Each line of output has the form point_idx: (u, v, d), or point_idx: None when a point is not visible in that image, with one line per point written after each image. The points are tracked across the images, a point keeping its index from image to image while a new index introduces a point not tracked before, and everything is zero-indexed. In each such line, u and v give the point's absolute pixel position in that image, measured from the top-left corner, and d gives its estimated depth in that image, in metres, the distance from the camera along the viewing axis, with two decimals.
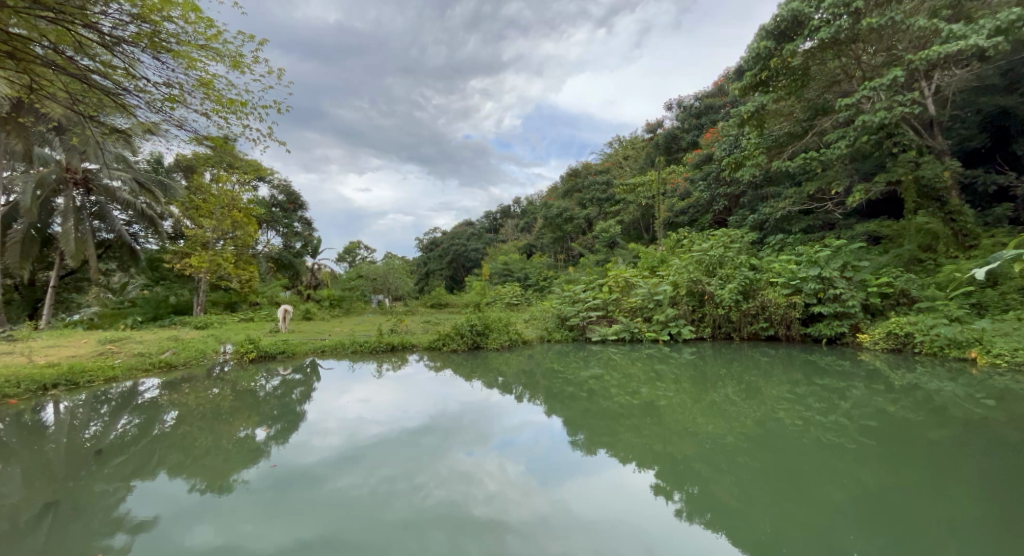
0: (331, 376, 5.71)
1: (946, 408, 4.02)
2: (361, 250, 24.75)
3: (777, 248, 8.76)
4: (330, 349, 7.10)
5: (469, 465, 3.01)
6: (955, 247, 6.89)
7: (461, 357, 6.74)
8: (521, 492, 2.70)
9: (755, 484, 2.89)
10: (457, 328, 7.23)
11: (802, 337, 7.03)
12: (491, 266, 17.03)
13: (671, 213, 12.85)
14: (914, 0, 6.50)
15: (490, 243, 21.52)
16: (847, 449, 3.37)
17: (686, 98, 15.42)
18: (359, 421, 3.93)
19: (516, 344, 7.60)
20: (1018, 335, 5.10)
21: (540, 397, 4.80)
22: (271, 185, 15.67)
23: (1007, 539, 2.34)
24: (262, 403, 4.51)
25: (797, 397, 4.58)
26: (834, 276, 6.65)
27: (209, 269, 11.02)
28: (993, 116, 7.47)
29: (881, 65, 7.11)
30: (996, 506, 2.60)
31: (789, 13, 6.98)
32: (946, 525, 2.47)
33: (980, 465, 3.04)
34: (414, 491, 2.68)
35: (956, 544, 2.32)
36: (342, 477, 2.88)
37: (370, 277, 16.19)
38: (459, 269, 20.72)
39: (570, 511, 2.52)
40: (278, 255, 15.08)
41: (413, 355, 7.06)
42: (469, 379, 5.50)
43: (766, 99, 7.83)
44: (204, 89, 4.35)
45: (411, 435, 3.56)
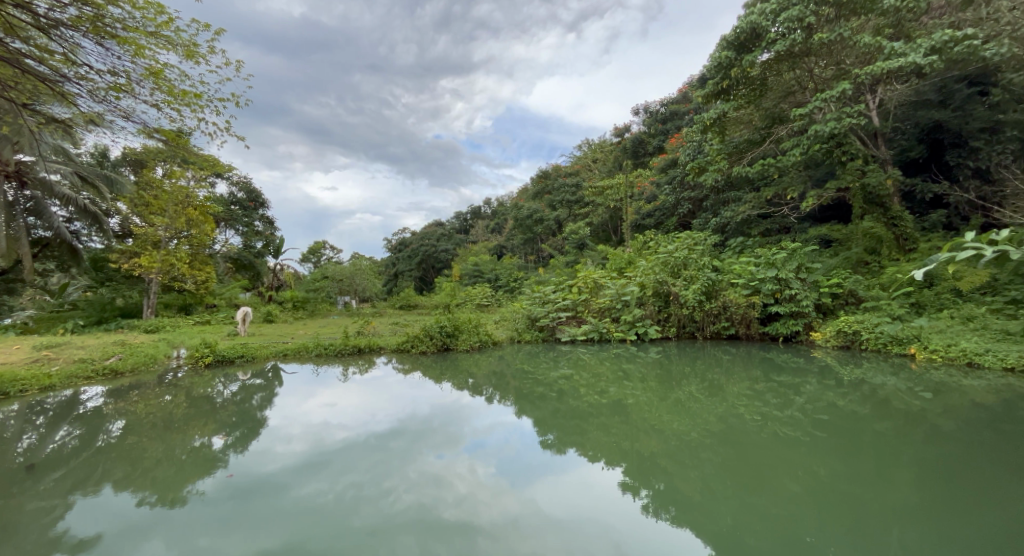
0: (294, 380, 5.64)
1: (889, 401, 4.31)
2: (327, 251, 24.33)
3: (738, 250, 9.11)
4: (293, 352, 7.00)
5: (438, 467, 3.07)
6: (897, 251, 7.35)
7: (429, 359, 6.77)
8: (491, 493, 2.79)
9: (717, 479, 3.05)
10: (427, 329, 7.25)
11: (760, 336, 7.35)
12: (462, 267, 17.05)
13: (638, 216, 13.20)
14: (861, 17, 6.92)
15: (460, 244, 21.50)
16: (802, 442, 3.58)
17: (652, 104, 15.88)
18: (325, 426, 3.93)
19: (486, 345, 7.68)
20: (952, 333, 5.49)
21: (511, 398, 4.90)
22: (230, 182, 15.26)
23: (942, 523, 2.54)
24: (219, 410, 4.43)
25: (755, 393, 4.82)
26: (790, 277, 6.97)
27: (161, 269, 10.71)
28: (928, 128, 8.02)
29: (831, 78, 7.47)
30: (934, 492, 2.82)
31: (749, 25, 7.29)
32: (888, 512, 2.66)
33: (919, 454, 3.28)
34: (383, 497, 2.72)
35: (898, 529, 2.52)
36: (306, 484, 2.90)
37: (336, 278, 16.02)
38: (429, 269, 20.66)
39: (539, 510, 2.61)
40: (237, 255, 14.76)
41: (380, 357, 7.04)
42: (440, 381, 5.56)
43: (727, 107, 8.13)
44: (153, 78, 4.24)
45: (380, 439, 3.60)
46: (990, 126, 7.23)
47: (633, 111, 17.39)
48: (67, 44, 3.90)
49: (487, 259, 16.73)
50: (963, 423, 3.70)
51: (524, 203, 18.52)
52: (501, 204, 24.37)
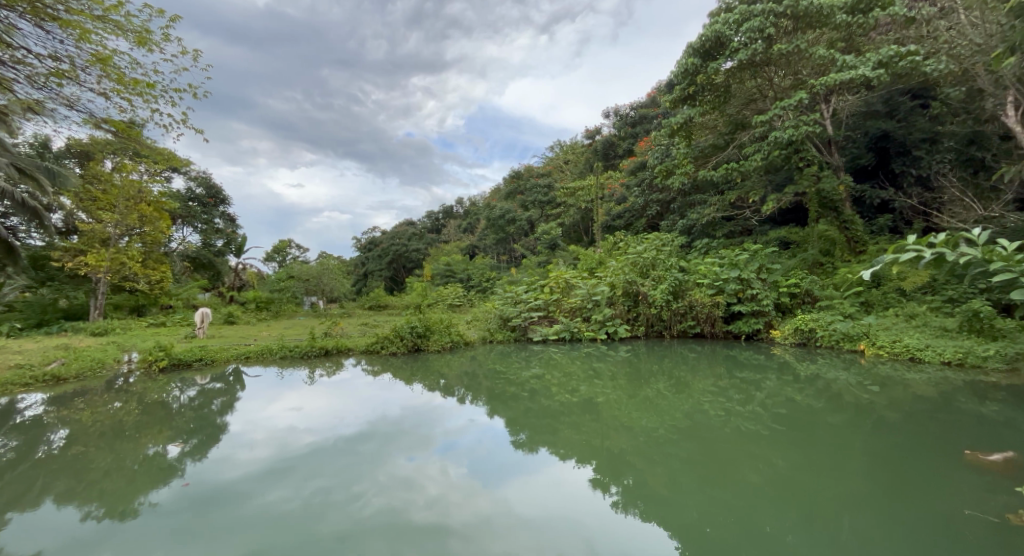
0: (257, 384, 5.54)
1: (841, 395, 4.56)
2: (292, 250, 23.78)
3: (703, 251, 9.41)
4: (257, 354, 6.87)
5: (409, 470, 3.11)
6: (848, 253, 7.77)
7: (400, 360, 6.77)
8: (462, 494, 2.84)
9: (684, 473, 3.19)
10: (397, 330, 7.22)
11: (724, 334, 7.62)
12: (433, 267, 16.96)
13: (608, 217, 13.46)
14: (816, 30, 7.30)
15: (432, 244, 21.38)
16: (762, 435, 3.76)
17: (622, 107, 16.18)
18: (291, 431, 3.91)
19: (458, 345, 7.71)
20: (897, 330, 5.84)
21: (482, 398, 4.96)
22: (187, 177, 14.79)
23: (887, 509, 2.73)
24: (176, 417, 4.35)
25: (720, 390, 5.01)
26: (752, 277, 7.28)
27: (110, 268, 10.27)
28: (876, 138, 8.45)
29: (790, 87, 7.87)
30: (882, 481, 3.01)
31: (713, 34, 7.53)
32: (840, 501, 2.83)
33: (869, 445, 3.50)
34: (352, 501, 2.75)
35: (848, 515, 2.69)
36: (270, 491, 2.90)
37: (301, 277, 15.47)
38: (400, 269, 20.50)
39: (510, 510, 2.68)
40: (194, 254, 14.39)
41: (349, 359, 7.00)
42: (411, 382, 5.58)
43: (692, 112, 8.37)
44: (98, 64, 4.46)
45: (348, 442, 3.61)
46: (930, 137, 7.77)
47: (603, 114, 17.69)
48: (4, 26, 4.15)
49: (459, 259, 16.70)
50: (907, 415, 3.95)
51: (497, 203, 18.59)
52: (474, 204, 24.36)
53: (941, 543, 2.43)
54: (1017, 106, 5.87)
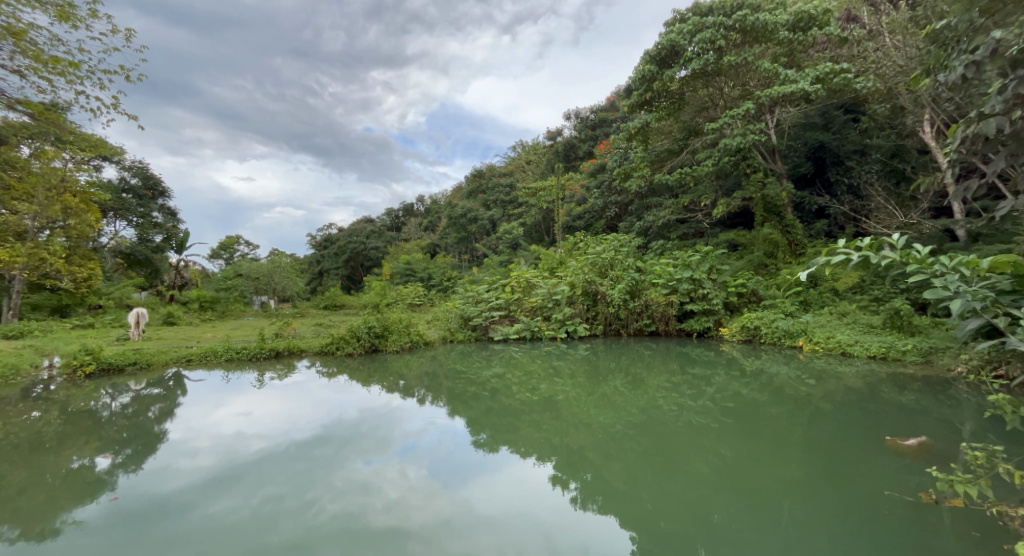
0: (198, 389, 5.38)
1: (782, 388, 4.87)
2: (241, 247, 22.90)
3: (659, 252, 9.75)
4: (198, 358, 6.69)
5: (367, 474, 3.12)
6: (789, 255, 8.26)
7: (356, 361, 6.70)
8: (422, 496, 2.88)
9: (639, 467, 3.35)
10: (353, 331, 7.14)
11: (678, 332, 7.95)
12: (392, 266, 16.74)
13: (569, 217, 13.75)
14: (762, 45, 7.73)
15: (392, 241, 21.09)
16: (711, 428, 4.00)
17: (583, 110, 16.51)
18: (240, 438, 3.85)
19: (417, 345, 7.70)
20: (830, 327, 6.29)
21: (443, 399, 5.00)
22: (119, 165, 14.00)
23: (819, 493, 2.95)
24: (106, 426, 4.18)
25: (673, 385, 5.25)
26: (703, 277, 7.63)
27: (29, 265, 9.50)
28: (813, 148, 9.02)
29: (738, 97, 8.28)
30: (816, 468, 3.25)
31: (668, 43, 7.83)
32: (778, 487, 3.04)
33: (806, 435, 3.77)
34: (305, 509, 2.73)
35: (787, 500, 2.89)
36: (214, 502, 2.84)
37: (251, 276, 14.74)
38: (357, 268, 20.15)
39: (467, 508, 2.73)
40: (128, 249, 13.72)
41: (301, 361, 6.86)
42: (368, 383, 5.57)
43: (649, 117, 8.66)
44: (12, 39, 4.26)
45: (302, 447, 3.59)
46: (860, 149, 8.42)
47: (565, 117, 17.97)
48: None
49: (419, 258, 16.54)
50: (839, 405, 4.28)
51: (458, 201, 18.55)
52: (435, 203, 24.20)
53: (865, 519, 2.66)
54: (935, 123, 6.41)
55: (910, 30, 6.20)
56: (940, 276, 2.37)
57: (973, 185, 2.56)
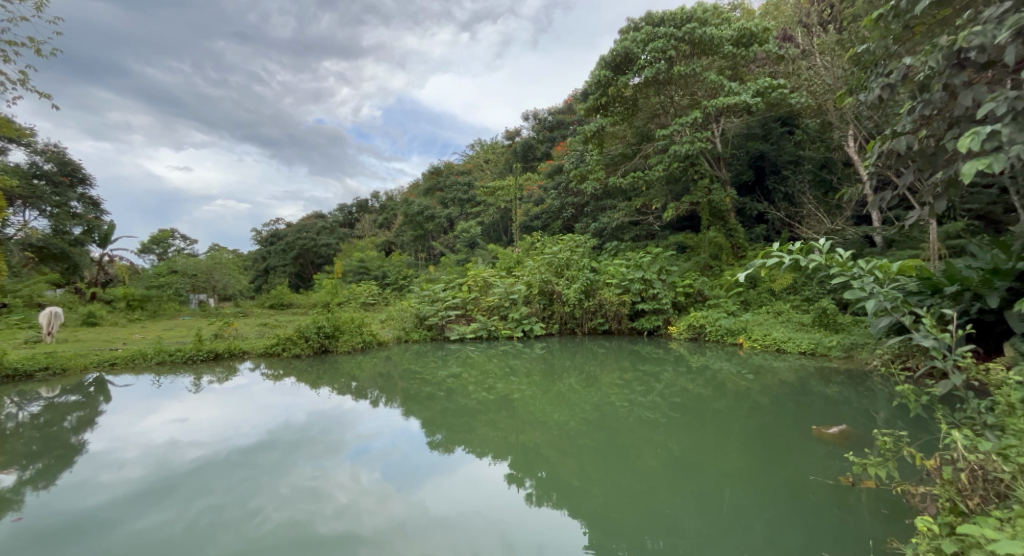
0: (123, 396, 5.13)
1: (725, 383, 5.17)
2: (175, 241, 21.56)
3: (613, 253, 10.04)
4: (124, 361, 6.36)
5: (317, 481, 3.05)
6: (732, 257, 8.72)
7: (304, 363, 6.55)
8: (376, 500, 2.84)
9: (592, 463, 3.48)
10: (301, 331, 6.98)
11: (630, 330, 8.24)
12: (345, 264, 16.36)
13: (527, 218, 13.95)
14: (709, 57, 8.14)
15: (344, 238, 20.57)
16: (661, 423, 4.20)
17: (541, 111, 16.77)
18: (174, 446, 3.71)
19: (370, 346, 7.60)
20: (767, 325, 6.71)
21: (397, 400, 5.00)
22: (31, 149, 13.01)
23: (757, 482, 3.14)
24: (13, 438, 3.93)
25: (625, 382, 5.47)
26: (653, 278, 7.95)
27: None
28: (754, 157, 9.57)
29: (687, 106, 8.66)
30: (754, 459, 3.46)
31: (622, 50, 8.10)
32: (720, 478, 3.23)
33: (745, 427, 4.02)
34: (249, 519, 2.64)
35: (727, 490, 3.07)
36: (144, 516, 2.69)
37: (189, 272, 13.96)
38: (307, 265, 19.57)
39: (421, 511, 2.72)
40: (43, 242, 12.27)
41: (243, 363, 6.64)
42: (319, 386, 5.48)
43: (605, 121, 8.91)
44: None
45: (246, 454, 3.50)
46: (795, 160, 9.03)
47: (523, 117, 18.12)
48: None
49: (374, 256, 16.23)
50: (774, 398, 4.58)
51: (415, 197, 18.30)
52: (390, 200, 23.79)
53: (797, 504, 2.86)
54: (858, 138, 6.96)
55: (837, 51, 6.72)
56: (858, 278, 2.57)
57: (888, 196, 2.81)
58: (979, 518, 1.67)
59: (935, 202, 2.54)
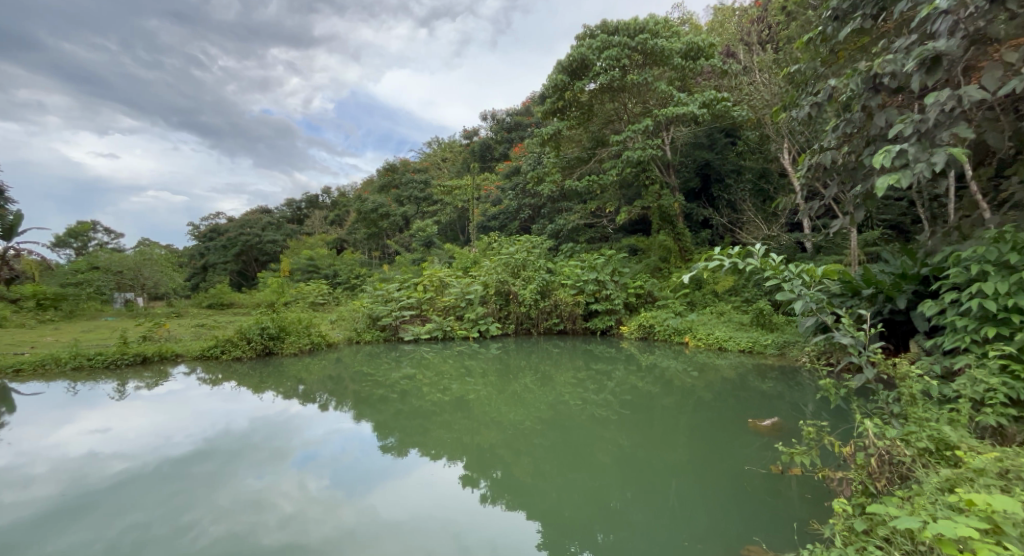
0: (36, 404, 4.81)
1: (671, 379, 5.43)
2: (101, 235, 20.02)
3: (568, 254, 10.25)
4: (32, 368, 5.92)
5: (259, 491, 2.96)
6: (680, 261, 9.09)
7: (246, 366, 6.34)
8: (324, 507, 2.78)
9: (546, 462, 3.58)
10: (243, 333, 6.73)
11: (584, 330, 8.46)
12: (293, 262, 15.82)
13: (484, 218, 14.03)
14: (660, 68, 8.47)
15: (292, 235, 19.86)
16: (612, 420, 4.36)
17: (500, 112, 16.95)
18: (94, 459, 3.48)
19: (319, 347, 7.44)
20: (711, 325, 7.06)
21: (348, 403, 4.95)
22: None
23: (699, 475, 3.32)
24: None
25: (578, 381, 5.64)
26: (607, 280, 8.20)
27: None
28: (700, 166, 10.04)
29: (640, 113, 8.96)
30: (698, 453, 3.65)
31: (578, 56, 8.30)
32: (667, 472, 3.40)
33: (690, 422, 4.23)
34: (180, 534, 2.52)
35: (673, 484, 3.23)
36: (61, 536, 2.51)
37: (112, 269, 12.82)
38: (250, 262, 18.71)
39: (372, 517, 2.69)
40: None
41: (176, 367, 6.37)
42: (264, 390, 5.34)
43: (561, 125, 9.08)
44: None
45: (178, 465, 3.35)
46: (737, 169, 9.56)
47: (482, 116, 18.13)
48: None
49: (324, 253, 15.77)
50: (716, 394, 4.85)
51: (369, 194, 17.92)
52: (343, 196, 23.21)
53: (736, 494, 3.04)
54: (793, 151, 7.43)
55: (774, 69, 7.18)
56: (788, 281, 2.78)
57: (816, 206, 3.05)
58: (885, 499, 1.84)
59: (855, 212, 2.78)
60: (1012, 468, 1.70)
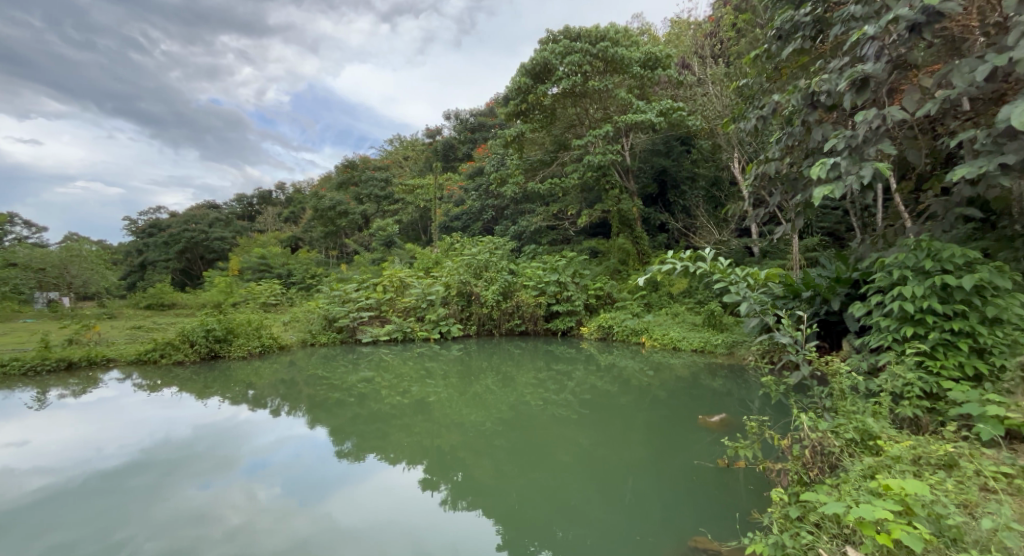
0: None
1: (629, 379, 5.60)
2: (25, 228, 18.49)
3: (530, 256, 10.36)
4: None
5: (203, 502, 2.87)
6: (638, 264, 9.35)
7: (188, 371, 6.09)
8: (276, 517, 2.73)
9: (507, 463, 3.63)
10: (186, 335, 6.47)
11: (545, 331, 8.58)
12: (243, 260, 15.16)
13: (447, 218, 13.99)
14: (620, 75, 8.70)
15: (242, 232, 19.11)
16: (572, 419, 4.46)
17: (463, 112, 16.99)
18: (12, 474, 3.27)
19: (270, 350, 7.19)
20: (666, 325, 7.31)
21: (301, 408, 4.85)
22: None
23: (655, 471, 3.45)
24: None
25: (540, 381, 5.72)
26: (568, 281, 8.36)
27: None
28: (658, 172, 10.35)
29: (600, 119, 9.18)
30: (654, 450, 3.78)
31: (542, 60, 8.43)
32: (624, 468, 3.51)
33: (647, 420, 4.38)
34: (113, 552, 2.42)
35: (631, 480, 3.35)
36: None
37: (31, 266, 11.63)
38: (195, 261, 17.67)
39: (327, 524, 2.67)
40: None
41: (108, 373, 6.07)
42: (210, 396, 5.16)
43: (524, 127, 9.15)
44: None
45: (110, 480, 3.19)
46: (691, 176, 9.92)
47: (445, 116, 18.10)
48: None
49: (278, 252, 15.24)
50: (671, 392, 5.03)
51: (327, 191, 17.46)
52: (299, 192, 22.55)
53: (690, 488, 3.18)
54: (741, 160, 7.80)
55: (725, 82, 7.54)
56: (734, 284, 2.94)
57: (762, 213, 3.22)
58: (816, 486, 2.00)
59: (795, 219, 2.96)
60: (924, 455, 1.89)
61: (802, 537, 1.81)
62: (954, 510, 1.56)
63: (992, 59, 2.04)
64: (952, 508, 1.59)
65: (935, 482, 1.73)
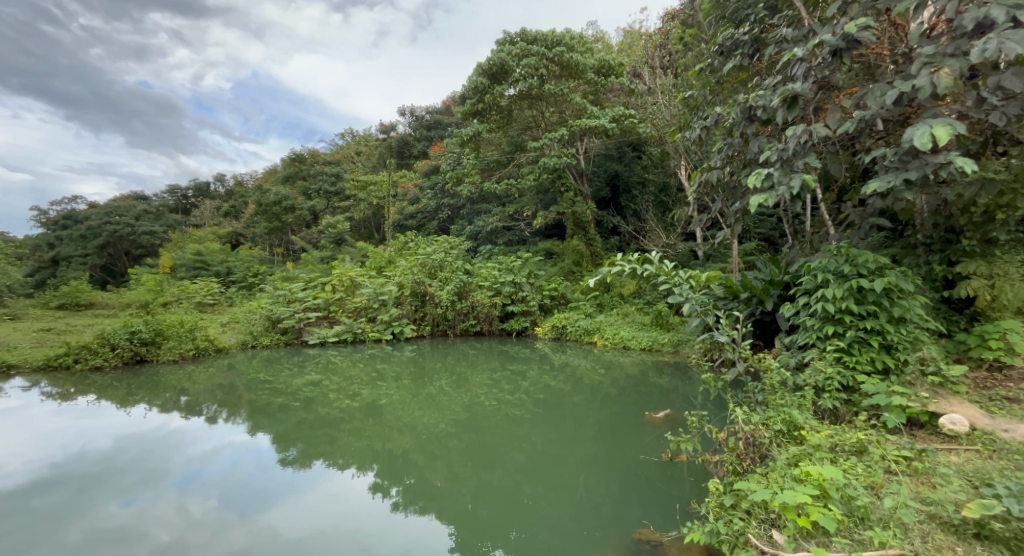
0: None
1: (581, 377, 5.74)
2: None
3: (486, 256, 10.42)
4: None
5: (126, 521, 2.73)
6: (591, 265, 9.56)
7: (107, 378, 5.74)
8: (209, 531, 2.64)
9: (459, 465, 3.65)
10: (107, 338, 6.08)
11: (500, 331, 8.65)
12: (175, 256, 14.31)
13: (400, 216, 13.82)
14: (575, 80, 8.88)
15: (175, 227, 18.13)
16: (525, 419, 4.54)
17: (418, 109, 16.86)
18: None
19: (206, 353, 6.88)
20: (617, 325, 7.53)
21: (241, 414, 4.70)
22: None
23: (605, 467, 3.57)
24: None
25: (494, 381, 5.78)
26: (523, 282, 8.48)
27: None
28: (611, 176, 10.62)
29: (556, 122, 9.34)
30: (603, 447, 3.91)
31: (499, 61, 8.48)
32: (575, 466, 3.62)
33: (597, 418, 4.52)
34: None
35: (581, 477, 3.45)
36: None
37: None
38: (118, 256, 16.63)
39: (265, 536, 2.62)
40: None
41: (11, 379, 5.61)
42: (134, 405, 4.88)
43: (480, 127, 9.16)
44: None
45: (12, 500, 2.95)
46: (642, 181, 10.24)
47: (399, 112, 17.87)
48: None
49: (215, 247, 14.49)
50: (621, 390, 5.20)
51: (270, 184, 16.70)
52: (241, 186, 21.57)
53: (637, 483, 3.31)
54: (688, 167, 8.13)
55: (673, 91, 7.85)
56: (677, 285, 3.09)
57: (704, 218, 3.39)
58: (747, 474, 2.14)
59: (734, 225, 3.14)
60: (839, 443, 2.07)
61: (734, 524, 1.95)
62: (863, 492, 1.74)
63: (900, 85, 2.26)
64: (861, 490, 1.77)
65: (847, 467, 1.90)
